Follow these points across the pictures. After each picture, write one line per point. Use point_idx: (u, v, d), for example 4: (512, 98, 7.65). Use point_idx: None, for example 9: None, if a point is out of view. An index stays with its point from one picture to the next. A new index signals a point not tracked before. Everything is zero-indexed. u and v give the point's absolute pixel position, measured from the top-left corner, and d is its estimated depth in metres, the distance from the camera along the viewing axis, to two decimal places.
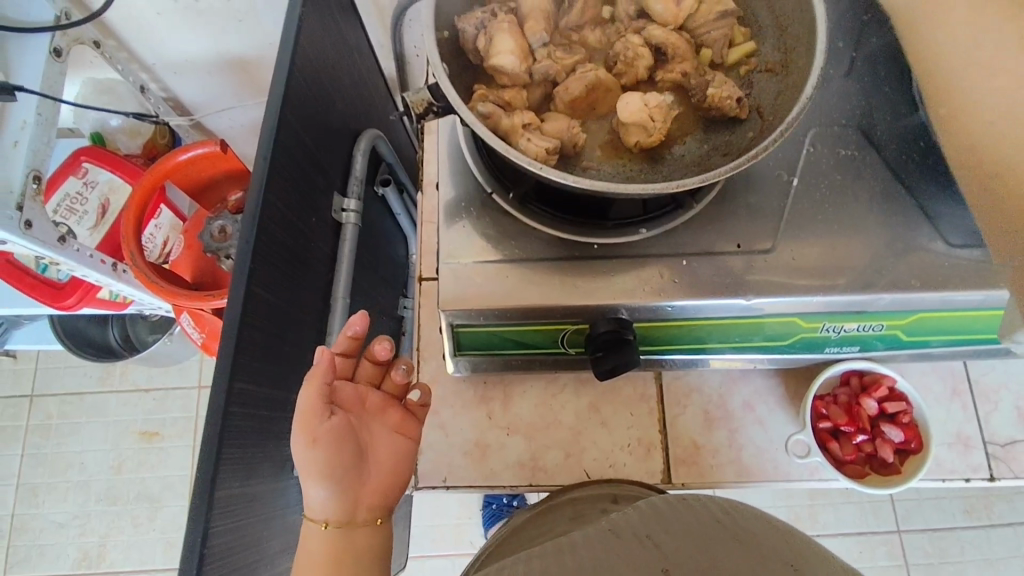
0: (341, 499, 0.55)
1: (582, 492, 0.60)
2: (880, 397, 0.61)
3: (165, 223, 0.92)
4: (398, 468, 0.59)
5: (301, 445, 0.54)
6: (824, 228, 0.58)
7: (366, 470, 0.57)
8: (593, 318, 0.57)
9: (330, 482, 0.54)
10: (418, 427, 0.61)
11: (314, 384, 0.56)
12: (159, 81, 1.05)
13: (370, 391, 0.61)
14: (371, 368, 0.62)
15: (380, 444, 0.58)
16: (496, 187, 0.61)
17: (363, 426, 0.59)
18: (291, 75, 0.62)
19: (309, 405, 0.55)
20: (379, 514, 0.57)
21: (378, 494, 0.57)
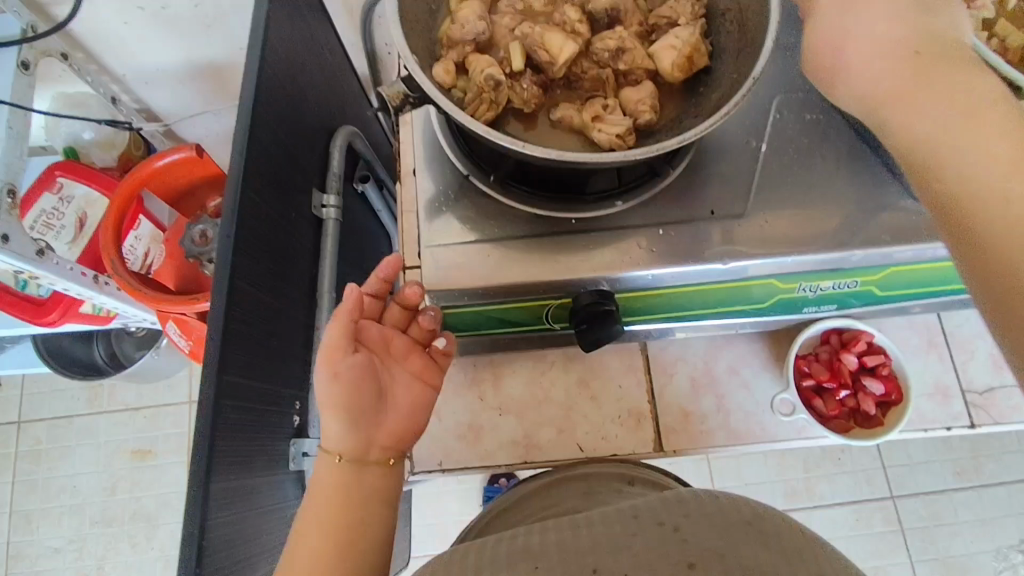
0: (356, 437, 0.55)
1: (596, 468, 0.61)
2: (859, 352, 0.62)
3: (145, 233, 0.91)
4: (414, 415, 0.59)
5: (324, 377, 0.54)
6: (796, 191, 0.59)
7: (383, 409, 0.57)
8: (577, 291, 0.58)
9: (348, 417, 0.54)
10: (439, 376, 0.62)
11: (340, 321, 0.56)
12: (130, 92, 1.04)
13: (396, 334, 0.61)
14: (398, 311, 0.61)
15: (401, 388, 0.59)
16: (473, 169, 0.61)
17: (386, 367, 0.59)
18: (262, 70, 0.62)
19: (335, 339, 0.55)
20: (391, 455, 0.57)
21: (394, 436, 0.57)
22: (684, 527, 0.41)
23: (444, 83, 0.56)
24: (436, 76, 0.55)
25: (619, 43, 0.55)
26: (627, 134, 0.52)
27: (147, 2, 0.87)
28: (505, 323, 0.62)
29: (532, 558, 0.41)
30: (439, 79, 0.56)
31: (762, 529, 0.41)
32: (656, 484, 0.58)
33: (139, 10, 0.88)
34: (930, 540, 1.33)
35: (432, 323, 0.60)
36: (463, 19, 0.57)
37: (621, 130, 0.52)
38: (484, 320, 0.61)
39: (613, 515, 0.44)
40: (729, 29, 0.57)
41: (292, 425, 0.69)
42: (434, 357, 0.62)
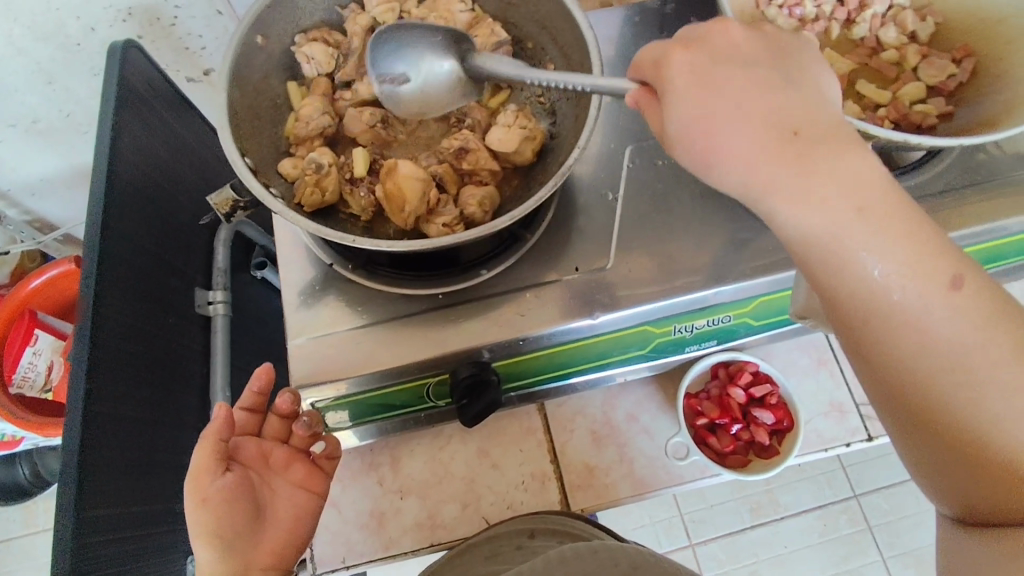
0: (231, 564, 0.50)
1: (501, 526, 0.57)
2: (746, 383, 0.63)
3: (44, 347, 0.88)
4: (298, 527, 0.55)
5: (189, 502, 0.49)
6: (656, 237, 0.60)
7: (262, 525, 0.53)
8: (453, 365, 0.58)
9: (222, 543, 0.49)
10: (326, 480, 0.59)
11: (209, 440, 0.51)
12: (16, 206, 1.01)
13: (274, 445, 0.58)
14: (276, 422, 0.58)
15: (284, 501, 0.56)
16: (337, 258, 0.60)
17: (265, 481, 0.56)
18: (111, 183, 0.61)
19: (203, 460, 0.50)
20: (275, 574, 0.53)
21: (277, 552, 0.53)
22: None
23: (288, 177, 0.55)
24: (282, 170, 0.55)
25: (463, 143, 0.56)
26: (456, 224, 0.53)
27: (15, 118, 0.85)
28: (389, 407, 0.61)
29: None
30: (285, 174, 0.55)
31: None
32: (558, 531, 0.55)
33: (8, 127, 0.86)
34: (896, 534, 1.33)
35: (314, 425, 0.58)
36: (307, 116, 0.56)
37: (448, 220, 0.53)
38: (368, 407, 0.60)
39: None
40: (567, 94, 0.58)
41: (189, 540, 0.65)
42: (318, 464, 0.59)
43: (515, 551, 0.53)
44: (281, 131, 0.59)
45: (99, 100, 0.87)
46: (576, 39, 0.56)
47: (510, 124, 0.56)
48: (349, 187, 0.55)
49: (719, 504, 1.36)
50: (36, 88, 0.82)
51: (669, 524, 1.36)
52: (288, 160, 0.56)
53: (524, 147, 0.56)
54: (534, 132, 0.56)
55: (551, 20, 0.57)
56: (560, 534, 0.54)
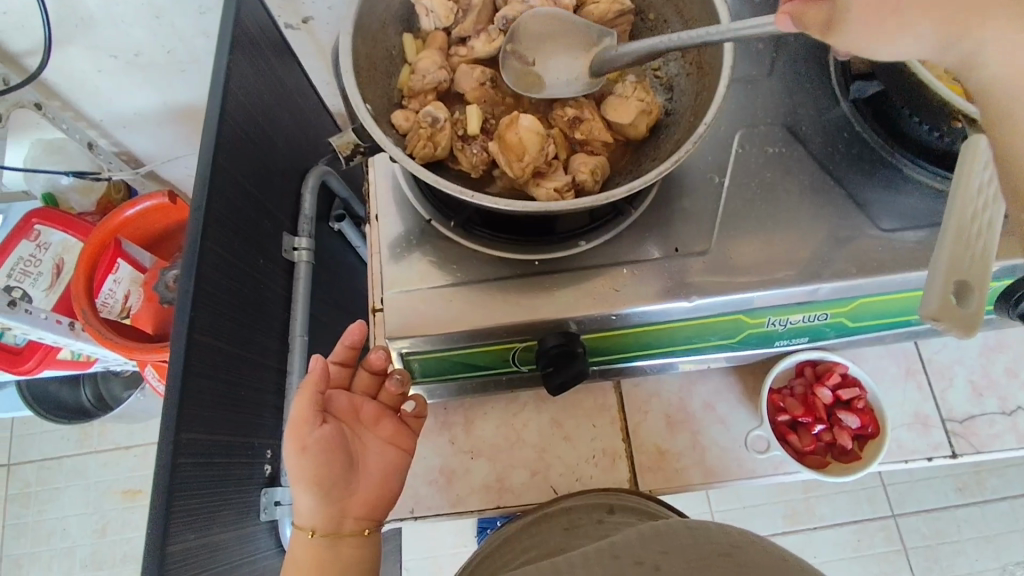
0: (328, 510, 0.55)
1: (573, 501, 0.57)
2: (833, 384, 0.61)
3: (124, 276, 0.91)
4: (389, 480, 0.58)
5: (291, 451, 0.54)
6: (759, 224, 0.59)
7: (355, 479, 0.56)
8: (541, 333, 0.58)
9: (320, 490, 0.54)
10: (412, 439, 0.60)
11: (307, 390, 0.56)
12: (109, 137, 1.05)
13: (365, 401, 0.60)
14: (367, 377, 0.61)
15: (374, 457, 0.58)
16: (436, 214, 0.61)
17: (356, 435, 0.58)
18: (223, 120, 0.63)
19: (302, 410, 0.55)
20: (367, 525, 0.57)
21: (368, 505, 0.56)
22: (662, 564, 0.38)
23: (400, 128, 0.55)
24: (394, 121, 0.55)
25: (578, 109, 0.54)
26: (566, 189, 0.52)
27: (119, 50, 0.88)
28: (473, 367, 0.61)
29: None
30: (398, 125, 0.55)
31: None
32: (637, 509, 0.55)
33: (112, 58, 0.89)
34: (934, 559, 1.30)
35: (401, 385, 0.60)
36: (424, 69, 0.56)
37: (559, 185, 0.52)
38: (452, 364, 0.60)
39: (591, 553, 0.40)
40: (688, 71, 0.57)
41: (262, 474, 0.68)
42: (404, 422, 0.61)
43: (595, 523, 0.53)
44: (395, 83, 0.59)
45: (201, 39, 0.88)
46: (705, 14, 0.54)
47: (628, 94, 0.54)
48: (461, 143, 0.55)
49: (754, 506, 1.35)
50: (144, 22, 0.83)
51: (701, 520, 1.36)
52: (400, 110, 0.56)
53: (639, 121, 0.54)
54: (651, 108, 0.55)
55: None
56: (638, 512, 0.55)
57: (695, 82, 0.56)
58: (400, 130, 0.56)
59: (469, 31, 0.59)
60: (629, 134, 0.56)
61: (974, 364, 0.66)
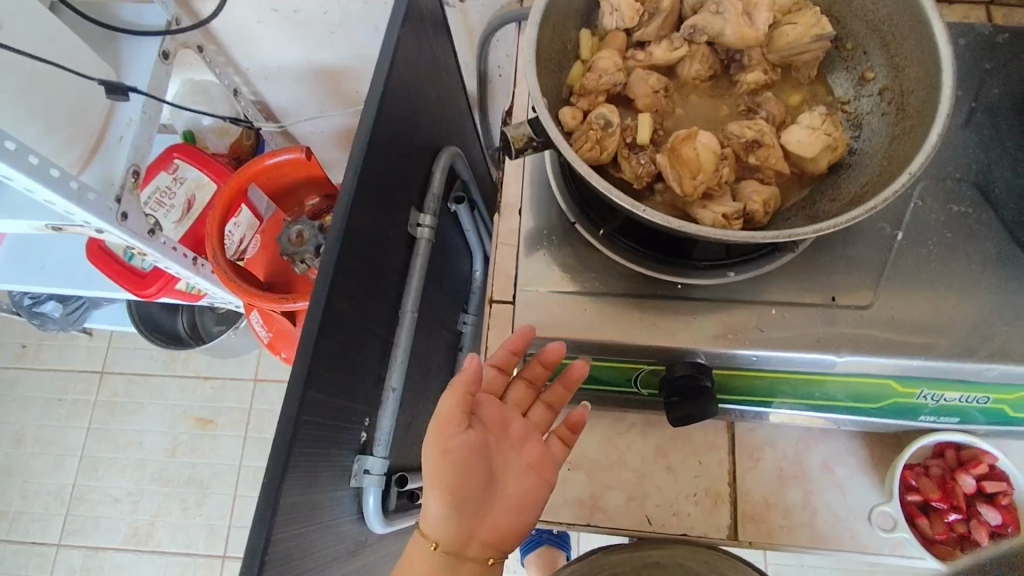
0: (457, 528, 0.52)
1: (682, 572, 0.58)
2: (978, 474, 0.56)
3: (244, 221, 0.96)
4: (528, 509, 0.53)
5: (432, 452, 0.51)
6: (928, 288, 0.54)
7: (492, 501, 0.53)
8: (671, 360, 0.55)
9: (453, 503, 0.51)
10: (555, 469, 0.55)
11: (456, 391, 0.52)
12: (251, 86, 1.09)
13: (514, 417, 0.55)
14: (523, 390, 0.57)
15: (515, 479, 0.53)
16: (579, 217, 0.58)
17: (499, 451, 0.53)
18: (385, 92, 0.63)
19: (448, 410, 0.52)
20: (491, 554, 0.53)
21: (497, 532, 0.53)
22: None
23: (566, 126, 0.53)
24: (561, 117, 0.53)
25: (758, 134, 0.51)
26: (735, 216, 0.49)
27: (282, 5, 0.90)
28: (591, 380, 0.60)
29: None
30: (564, 122, 0.53)
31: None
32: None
33: (273, 12, 0.92)
34: None
35: (580, 374, 0.55)
36: (602, 69, 0.54)
37: (728, 210, 0.49)
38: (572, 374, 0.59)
39: None
40: (884, 110, 0.53)
41: (358, 440, 0.69)
42: (550, 447, 0.56)
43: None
44: (566, 78, 0.57)
45: (358, 5, 0.89)
46: (918, 53, 0.49)
47: (818, 126, 0.50)
48: (628, 151, 0.53)
49: None
50: None
51: None
52: (569, 107, 0.54)
53: (823, 157, 0.51)
54: (843, 146, 0.50)
55: (893, 23, 0.51)
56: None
57: (895, 124, 0.51)
58: (565, 127, 0.54)
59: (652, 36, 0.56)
60: (808, 169, 0.52)
61: None
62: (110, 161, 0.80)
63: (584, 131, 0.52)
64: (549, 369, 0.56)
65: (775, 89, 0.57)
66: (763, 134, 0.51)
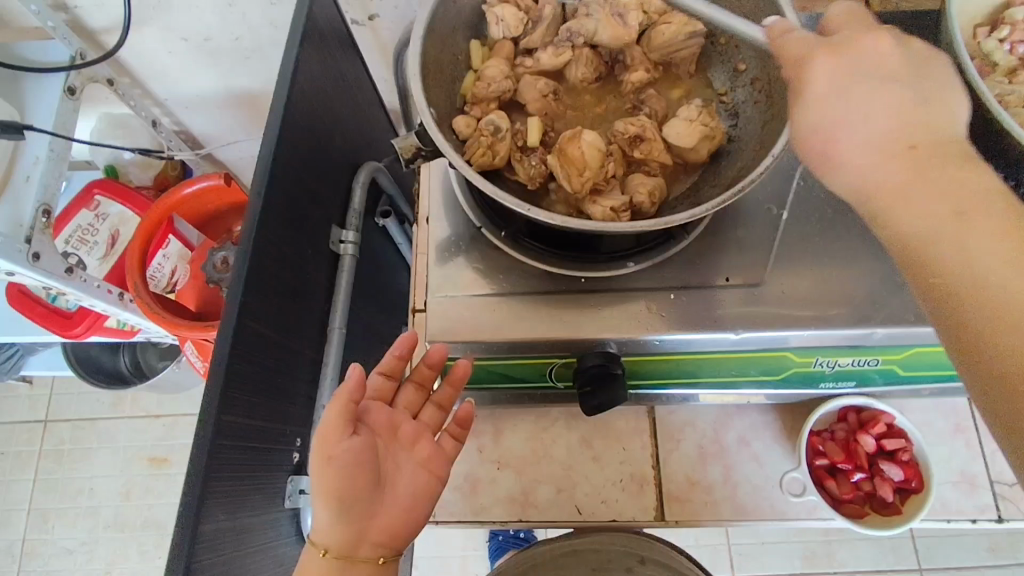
0: (346, 532, 0.52)
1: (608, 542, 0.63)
2: (877, 433, 0.59)
3: (173, 251, 0.94)
4: (418, 506, 0.54)
5: (318, 461, 0.51)
6: (816, 262, 0.57)
7: (381, 502, 0.53)
8: (582, 351, 0.57)
9: (339, 509, 0.51)
10: (446, 465, 0.57)
11: (339, 400, 0.52)
12: (171, 116, 1.08)
13: (404, 419, 0.57)
14: (411, 394, 0.58)
15: (405, 477, 0.54)
16: (487, 222, 0.60)
17: (390, 454, 0.55)
18: (288, 114, 0.64)
19: (332, 419, 0.52)
20: (382, 553, 0.53)
21: (387, 532, 0.53)
22: None
23: (460, 134, 0.55)
24: (455, 125, 0.55)
25: (640, 129, 0.54)
26: (622, 210, 0.51)
27: (190, 34, 0.90)
28: (509, 378, 0.61)
29: None
30: (458, 131, 0.55)
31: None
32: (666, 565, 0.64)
33: (183, 41, 0.91)
34: None
35: (464, 373, 0.57)
36: (490, 77, 0.56)
37: (615, 204, 0.51)
38: (490, 374, 0.60)
39: None
40: (756, 98, 0.56)
41: (291, 461, 0.68)
42: (441, 444, 0.58)
43: (625, 572, 0.63)
44: (459, 89, 0.59)
45: (268, 29, 0.90)
46: None
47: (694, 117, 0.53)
48: (521, 154, 0.55)
49: (772, 543, 1.35)
50: (217, 8, 0.86)
51: (717, 550, 1.36)
52: (462, 116, 0.55)
53: (702, 146, 0.53)
54: (718, 134, 0.53)
55: (754, 18, 0.55)
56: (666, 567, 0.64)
57: (764, 111, 0.55)
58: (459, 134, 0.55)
59: (537, 42, 0.58)
60: (689, 159, 0.55)
61: None
62: (18, 201, 0.78)
63: (476, 137, 0.54)
64: (434, 371, 0.57)
65: (658, 85, 0.59)
66: (644, 130, 0.54)
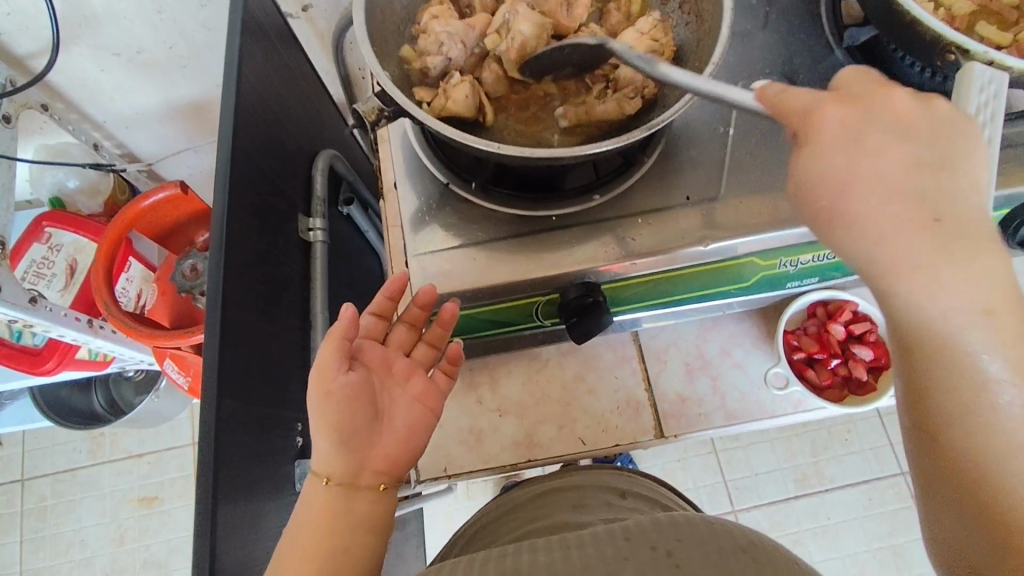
0: (347, 459, 0.53)
1: (586, 480, 0.62)
2: (846, 321, 0.64)
3: (136, 274, 0.92)
4: (415, 435, 0.57)
5: (315, 395, 0.53)
6: (766, 169, 0.61)
7: (379, 431, 0.55)
8: (563, 286, 0.59)
9: (341, 437, 0.52)
10: (440, 399, 0.60)
11: (334, 339, 0.54)
12: (112, 138, 1.06)
13: (398, 357, 0.60)
14: (402, 332, 0.61)
15: (400, 410, 0.57)
16: (455, 179, 0.63)
17: (385, 388, 0.57)
18: (239, 102, 0.64)
19: (328, 356, 0.53)
20: (384, 480, 0.55)
21: (388, 460, 0.55)
22: (676, 552, 0.38)
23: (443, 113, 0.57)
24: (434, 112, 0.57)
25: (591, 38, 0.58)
26: (634, 97, 0.56)
27: (120, 48, 0.89)
28: (498, 323, 0.63)
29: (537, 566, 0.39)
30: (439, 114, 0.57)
31: (686, 541, 0.39)
32: (647, 497, 0.62)
33: (114, 56, 0.90)
34: None
35: (452, 316, 0.58)
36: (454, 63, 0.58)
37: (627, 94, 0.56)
38: (477, 322, 0.62)
39: (604, 534, 0.41)
40: (688, 21, 0.60)
41: (295, 447, 0.69)
42: (434, 381, 0.61)
43: (604, 504, 0.59)
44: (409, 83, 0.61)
45: (201, 33, 0.89)
46: None
47: (642, 31, 0.57)
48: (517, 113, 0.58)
49: (765, 471, 1.41)
50: (145, 17, 0.85)
51: (714, 488, 1.41)
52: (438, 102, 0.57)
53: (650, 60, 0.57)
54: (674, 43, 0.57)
55: None
56: (647, 501, 0.61)
57: (699, 31, 0.58)
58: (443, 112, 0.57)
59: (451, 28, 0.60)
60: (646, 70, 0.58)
61: None
62: None
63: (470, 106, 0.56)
64: (424, 311, 0.59)
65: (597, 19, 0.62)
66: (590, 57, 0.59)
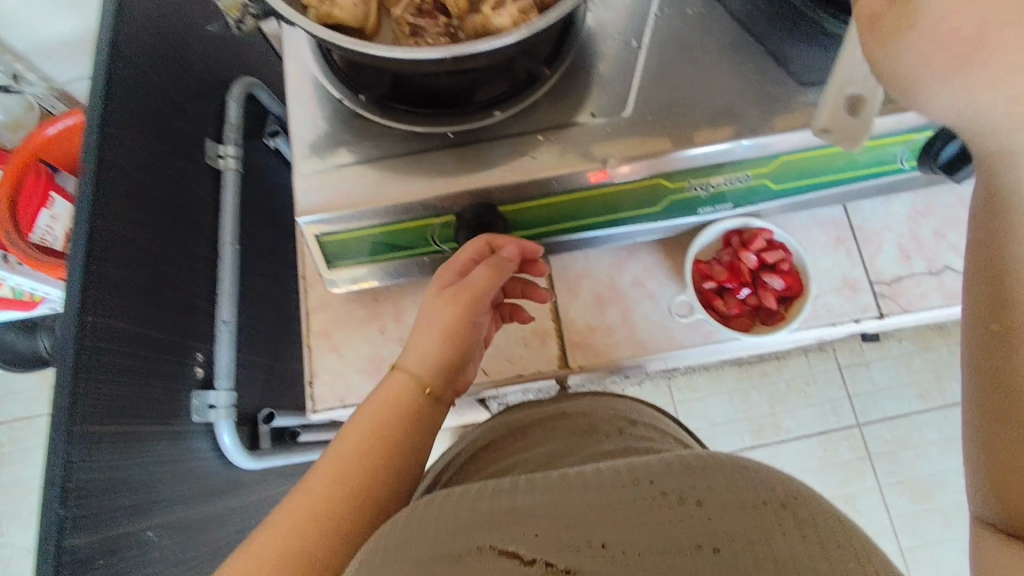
0: (408, 373, 0.54)
1: (594, 406, 0.58)
2: (758, 250, 0.61)
3: (61, 212, 0.90)
4: (452, 353, 0.55)
5: (441, 302, 0.55)
6: (678, 85, 0.57)
7: (418, 344, 0.55)
8: (460, 211, 0.57)
9: (442, 348, 0.55)
10: (480, 311, 0.56)
11: (455, 261, 0.56)
12: (33, 70, 1.01)
13: (450, 269, 0.56)
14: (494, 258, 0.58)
15: (422, 323, 0.55)
16: (345, 91, 0.58)
17: (426, 305, 0.56)
18: (122, 9, 0.60)
19: (448, 273, 0.56)
20: (425, 390, 0.54)
21: (427, 374, 0.54)
22: (689, 497, 0.36)
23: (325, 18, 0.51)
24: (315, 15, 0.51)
25: None
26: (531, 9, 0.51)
27: None
28: (394, 249, 0.59)
29: (525, 520, 0.37)
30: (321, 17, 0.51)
31: (718, 491, 0.36)
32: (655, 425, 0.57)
33: None
34: (897, 463, 1.36)
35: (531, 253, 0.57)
36: None
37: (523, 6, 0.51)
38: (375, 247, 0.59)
39: (616, 477, 0.38)
40: None
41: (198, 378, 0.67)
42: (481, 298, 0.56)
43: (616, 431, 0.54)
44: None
45: None
46: None
47: None
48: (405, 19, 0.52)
49: (721, 423, 1.41)
50: None
51: None
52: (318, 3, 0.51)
53: None
54: None
55: None
56: (659, 429, 0.56)
57: None
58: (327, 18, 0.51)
59: None
60: None
61: (903, 230, 0.66)
62: None
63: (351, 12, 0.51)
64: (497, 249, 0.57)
65: None
66: None
